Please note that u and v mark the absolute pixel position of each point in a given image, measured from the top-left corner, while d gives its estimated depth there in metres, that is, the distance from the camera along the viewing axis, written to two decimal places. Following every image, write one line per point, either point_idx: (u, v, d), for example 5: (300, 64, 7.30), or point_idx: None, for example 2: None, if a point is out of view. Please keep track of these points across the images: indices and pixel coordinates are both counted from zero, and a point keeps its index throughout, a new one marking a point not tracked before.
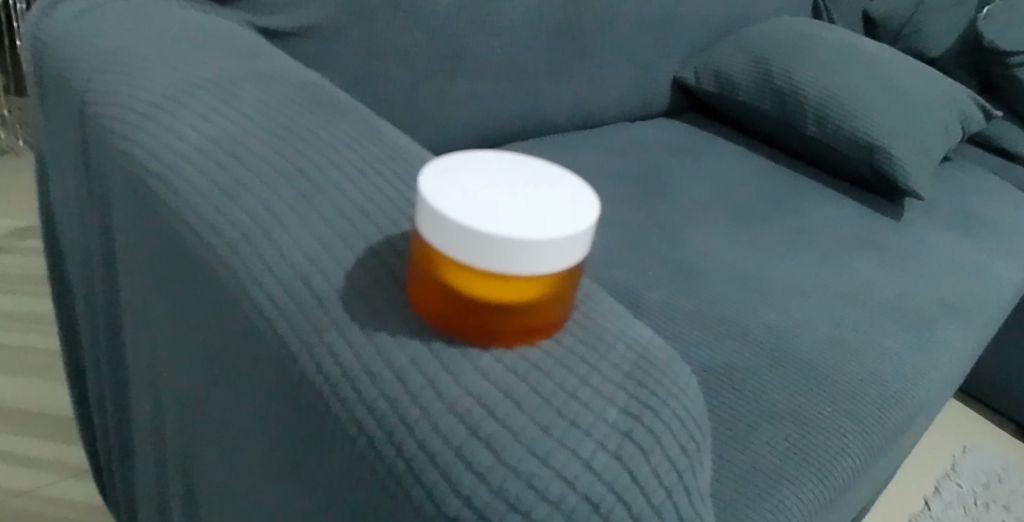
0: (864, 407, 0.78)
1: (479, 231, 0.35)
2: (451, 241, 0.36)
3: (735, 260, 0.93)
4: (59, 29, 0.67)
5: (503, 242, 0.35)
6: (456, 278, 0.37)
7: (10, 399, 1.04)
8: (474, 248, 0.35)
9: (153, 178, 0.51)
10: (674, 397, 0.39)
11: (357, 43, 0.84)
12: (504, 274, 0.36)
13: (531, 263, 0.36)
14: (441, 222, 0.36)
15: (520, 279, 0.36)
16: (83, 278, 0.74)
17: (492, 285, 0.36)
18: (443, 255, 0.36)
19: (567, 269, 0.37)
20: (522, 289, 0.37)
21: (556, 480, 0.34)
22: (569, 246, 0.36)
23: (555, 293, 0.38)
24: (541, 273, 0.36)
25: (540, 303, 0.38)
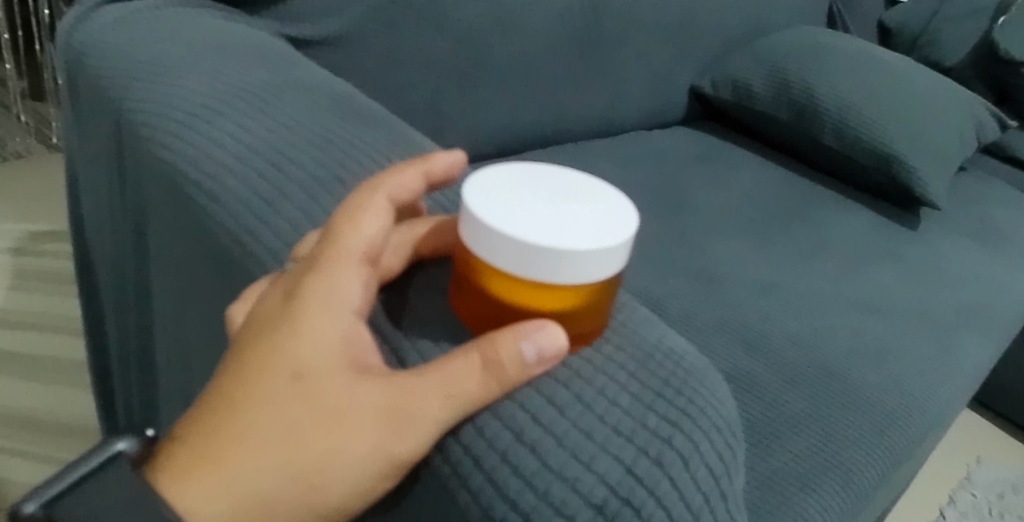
0: (886, 417, 0.78)
1: (522, 240, 0.36)
2: (494, 250, 0.37)
3: (755, 268, 0.94)
4: (95, 37, 0.69)
5: (546, 252, 0.36)
6: (500, 286, 0.38)
7: (39, 403, 1.07)
8: (516, 257, 0.37)
9: (203, 193, 0.54)
10: (711, 405, 0.40)
11: (383, 52, 0.85)
12: (546, 282, 0.37)
13: (574, 272, 0.37)
14: (485, 231, 0.37)
15: (562, 288, 0.37)
16: (117, 281, 0.75)
17: (535, 292, 0.38)
18: (486, 263, 0.38)
19: (607, 278, 0.38)
20: (564, 297, 0.38)
21: (598, 484, 0.36)
22: (609, 256, 0.38)
23: (596, 302, 0.39)
24: (582, 283, 0.37)
25: (581, 311, 0.39)
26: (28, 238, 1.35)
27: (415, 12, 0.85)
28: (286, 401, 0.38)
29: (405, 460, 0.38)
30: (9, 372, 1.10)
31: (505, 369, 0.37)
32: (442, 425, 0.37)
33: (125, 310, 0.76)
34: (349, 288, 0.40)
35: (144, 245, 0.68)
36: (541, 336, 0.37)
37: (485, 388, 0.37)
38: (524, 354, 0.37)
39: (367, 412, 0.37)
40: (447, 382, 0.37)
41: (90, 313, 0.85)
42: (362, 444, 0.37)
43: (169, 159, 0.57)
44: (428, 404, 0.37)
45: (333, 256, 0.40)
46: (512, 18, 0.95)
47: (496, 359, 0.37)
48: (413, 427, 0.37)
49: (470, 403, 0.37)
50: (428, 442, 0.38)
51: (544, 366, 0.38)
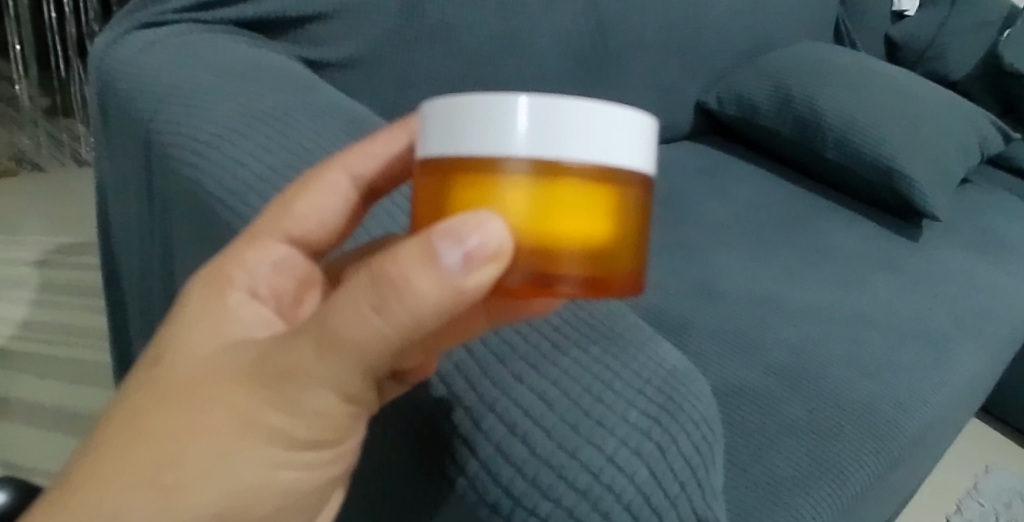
0: (879, 422, 0.81)
1: (519, 106, 0.33)
2: (487, 136, 0.34)
3: (756, 280, 0.97)
4: (123, 61, 0.73)
5: (539, 105, 0.33)
6: (475, 188, 0.34)
7: (49, 408, 1.09)
8: (517, 132, 0.33)
9: (225, 209, 0.58)
10: (690, 403, 0.43)
11: (396, 72, 0.89)
12: (554, 162, 0.33)
13: (565, 136, 0.33)
14: (472, 119, 0.34)
15: (550, 167, 0.33)
16: (143, 291, 0.80)
17: (540, 190, 0.33)
18: (472, 162, 0.34)
19: (628, 169, 0.35)
20: (582, 195, 0.34)
21: (582, 472, 0.39)
22: (626, 126, 0.35)
23: (614, 224, 0.35)
24: (597, 162, 0.34)
25: (604, 233, 0.34)
26: (58, 250, 1.40)
27: (427, 32, 0.89)
28: (168, 381, 0.40)
29: (292, 430, 0.37)
30: (42, 381, 1.14)
31: (387, 296, 0.32)
32: (313, 387, 0.36)
33: (149, 321, 0.80)
34: (233, 297, 0.44)
35: (169, 258, 0.72)
36: (478, 229, 0.31)
37: (364, 324, 0.33)
38: (438, 266, 0.31)
39: (238, 382, 0.38)
40: (316, 335, 0.34)
41: (117, 322, 0.90)
42: (238, 419, 0.37)
43: (194, 177, 0.61)
44: (293, 362, 0.35)
45: (246, 236, 0.48)
46: (521, 37, 0.98)
47: (370, 293, 0.32)
48: (285, 391, 0.36)
49: (337, 354, 0.34)
50: (310, 406, 0.36)
51: (480, 271, 0.31)
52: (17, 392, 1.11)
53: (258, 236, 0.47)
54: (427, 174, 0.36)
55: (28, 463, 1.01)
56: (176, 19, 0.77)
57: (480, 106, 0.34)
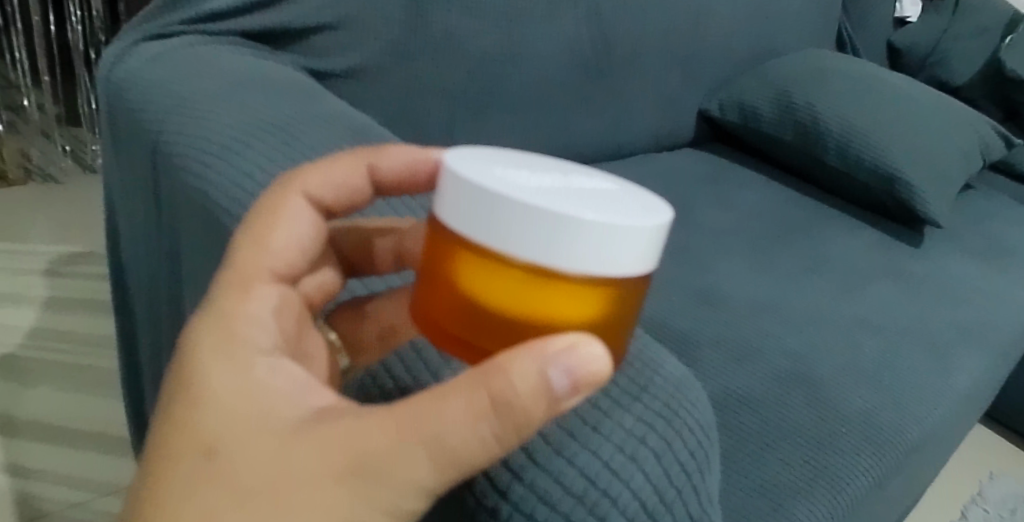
0: (880, 428, 0.81)
1: (559, 220, 0.34)
2: (499, 230, 0.35)
3: (758, 287, 0.97)
4: (131, 73, 0.75)
5: (575, 225, 0.34)
6: (507, 291, 0.36)
7: (55, 417, 1.11)
8: (525, 235, 0.35)
9: (231, 219, 0.59)
10: (685, 410, 0.45)
11: (400, 83, 0.90)
12: (559, 271, 0.35)
13: (599, 257, 0.35)
14: (502, 215, 0.35)
15: (587, 287, 0.35)
16: (150, 299, 0.81)
17: (545, 293, 0.35)
18: (486, 252, 0.35)
19: (635, 277, 0.37)
20: (582, 302, 0.36)
21: (579, 477, 0.39)
22: (637, 240, 0.36)
23: (611, 316, 0.37)
24: (603, 275, 0.35)
25: (600, 330, 0.37)
26: (65, 258, 1.41)
27: (430, 43, 0.90)
28: (234, 484, 0.35)
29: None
30: (50, 389, 1.15)
31: (513, 416, 0.34)
32: (422, 489, 0.35)
33: (156, 331, 0.81)
34: (259, 365, 0.39)
35: (175, 267, 0.73)
36: (578, 357, 0.34)
37: (481, 444, 0.34)
38: (552, 390, 0.34)
39: (323, 480, 0.35)
40: (430, 441, 0.34)
41: (125, 330, 0.91)
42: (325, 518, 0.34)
43: (201, 187, 0.62)
44: (401, 466, 0.34)
45: (233, 281, 0.43)
46: (523, 46, 0.99)
47: (494, 413, 0.34)
48: (394, 495, 0.35)
49: (458, 461, 0.35)
50: (409, 506, 0.35)
51: (576, 394, 0.35)
52: (24, 399, 1.13)
53: (248, 283, 0.43)
54: (444, 234, 0.37)
55: (35, 469, 1.03)
56: (183, 30, 0.79)
57: (498, 195, 0.35)
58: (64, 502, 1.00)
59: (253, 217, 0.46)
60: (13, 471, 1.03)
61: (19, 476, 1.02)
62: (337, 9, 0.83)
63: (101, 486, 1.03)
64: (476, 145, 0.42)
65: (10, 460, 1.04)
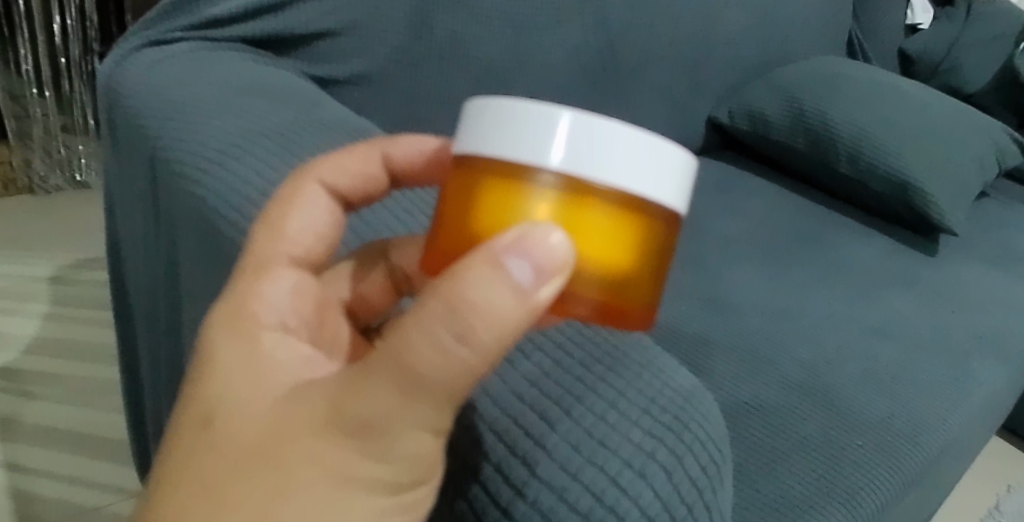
0: (896, 441, 0.79)
1: (562, 117, 0.34)
2: (531, 140, 0.35)
3: (769, 295, 0.95)
4: (130, 79, 0.74)
5: (578, 122, 0.34)
6: (504, 199, 0.35)
7: (60, 423, 1.10)
8: (527, 135, 0.35)
9: (228, 225, 0.58)
10: (696, 423, 0.43)
11: (404, 89, 0.89)
12: (590, 182, 0.34)
13: (601, 158, 0.34)
14: (512, 124, 0.35)
15: (579, 188, 0.34)
16: (148, 306, 0.80)
17: (573, 209, 0.34)
18: (514, 168, 0.35)
19: (641, 196, 0.35)
20: (612, 223, 0.35)
21: (584, 493, 0.38)
22: (660, 163, 0.36)
23: (636, 250, 0.36)
24: (598, 179, 0.34)
25: (628, 262, 0.35)
26: (69, 267, 1.41)
27: (435, 50, 0.89)
28: (228, 450, 0.36)
29: (391, 477, 0.35)
30: (48, 396, 1.14)
31: (480, 315, 0.31)
32: (411, 425, 0.33)
33: (156, 337, 0.80)
34: (267, 338, 0.41)
35: (173, 274, 0.72)
36: (543, 241, 0.32)
37: (446, 355, 0.31)
38: (519, 282, 0.31)
39: (314, 432, 0.34)
40: (397, 359, 0.32)
41: (125, 339, 0.90)
42: (319, 467, 0.34)
43: (199, 192, 0.61)
44: (381, 402, 0.33)
45: (252, 269, 0.44)
46: (529, 54, 0.98)
47: (447, 319, 0.31)
48: (383, 437, 0.33)
49: (440, 383, 0.32)
50: (405, 451, 0.34)
51: (547, 285, 0.32)
52: (21, 405, 1.12)
53: (265, 268, 0.44)
54: (466, 167, 0.37)
55: (34, 473, 1.03)
56: (185, 37, 0.78)
57: (528, 110, 0.35)
58: (78, 505, 1.00)
59: (267, 208, 0.47)
60: (11, 476, 1.02)
61: (17, 480, 1.02)
62: (340, 15, 0.82)
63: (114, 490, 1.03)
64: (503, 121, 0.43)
65: (17, 464, 1.04)
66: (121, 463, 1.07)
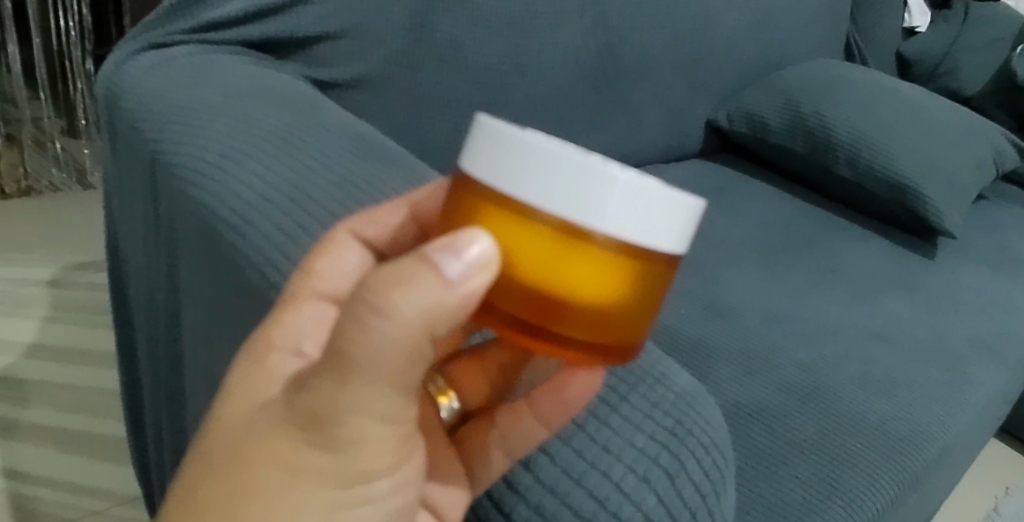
0: (895, 443, 0.79)
1: (563, 159, 0.34)
2: (533, 181, 0.34)
3: (769, 299, 0.96)
4: (130, 82, 0.74)
5: (579, 167, 0.34)
6: (497, 233, 0.35)
7: (63, 426, 1.10)
8: (525, 170, 0.34)
9: (229, 229, 0.58)
10: (699, 427, 0.43)
11: (404, 93, 0.89)
12: (582, 229, 0.34)
13: (597, 207, 0.34)
14: (513, 153, 0.35)
15: (570, 233, 0.34)
16: (147, 310, 0.80)
17: (567, 254, 0.34)
18: (516, 205, 0.34)
19: (634, 246, 0.35)
20: (608, 272, 0.35)
21: (588, 498, 0.38)
22: (660, 213, 0.35)
23: (628, 294, 0.36)
24: (591, 227, 0.34)
25: (621, 307, 0.36)
26: (67, 270, 1.41)
27: (434, 53, 0.89)
28: (218, 448, 0.38)
29: (344, 467, 0.35)
30: (45, 400, 1.14)
31: (401, 305, 0.31)
32: (350, 417, 0.34)
33: (156, 341, 0.80)
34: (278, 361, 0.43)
35: (172, 278, 0.72)
36: (469, 244, 0.33)
37: (368, 335, 0.32)
38: (438, 275, 0.32)
39: (282, 425, 0.36)
40: (330, 347, 0.33)
41: (124, 342, 0.89)
42: (286, 457, 0.36)
43: (200, 196, 0.61)
44: (321, 395, 0.34)
45: (283, 304, 0.46)
46: (528, 58, 0.98)
47: (361, 311, 0.32)
48: (326, 428, 0.34)
49: (367, 374, 0.33)
50: (362, 439, 0.35)
51: (473, 276, 0.33)
52: (19, 410, 1.12)
53: (295, 303, 0.46)
54: (469, 191, 0.36)
55: (33, 476, 1.03)
56: (183, 40, 0.78)
57: (533, 141, 0.34)
58: (81, 508, 1.00)
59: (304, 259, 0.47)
60: (10, 479, 1.02)
61: (16, 483, 1.02)
62: (339, 18, 0.82)
63: (120, 495, 1.03)
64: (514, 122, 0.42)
65: (16, 467, 1.04)
66: (123, 468, 1.07)
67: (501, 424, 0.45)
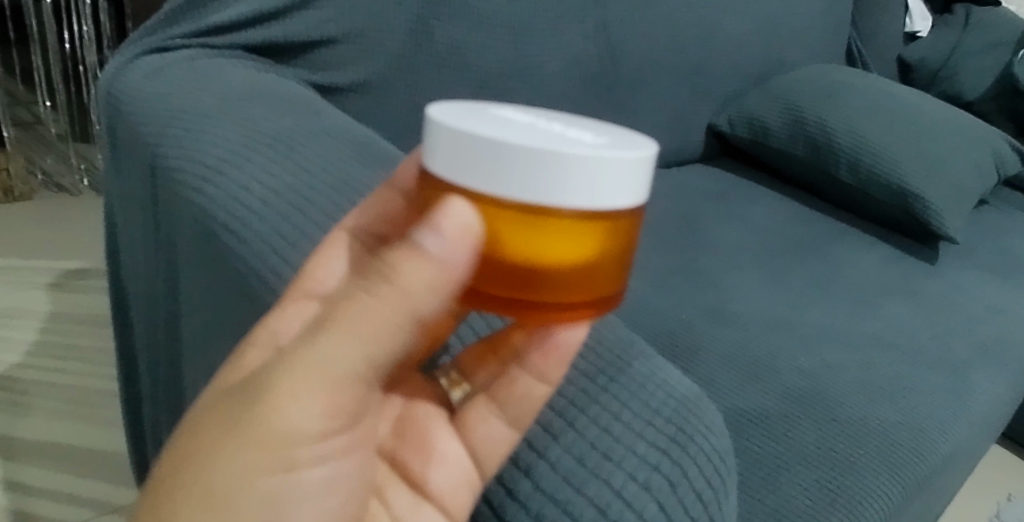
0: (897, 450, 0.78)
1: (512, 149, 0.35)
2: (495, 175, 0.35)
3: (769, 304, 0.95)
4: (130, 85, 0.74)
5: (529, 152, 0.35)
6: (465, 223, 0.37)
7: (58, 434, 1.10)
8: (478, 166, 0.36)
9: (227, 232, 0.58)
10: (700, 434, 0.43)
11: (405, 97, 0.89)
12: (541, 208, 0.35)
13: (552, 185, 0.35)
14: (464, 151, 0.36)
15: (531, 212, 0.36)
16: (146, 313, 0.80)
17: (535, 230, 0.36)
18: (482, 198, 0.36)
19: (596, 211, 0.36)
20: (578, 237, 0.37)
21: (588, 506, 0.38)
22: (614, 174, 0.36)
23: (596, 255, 0.38)
24: (551, 205, 0.35)
25: (595, 265, 0.38)
26: (69, 274, 1.41)
27: (435, 58, 0.89)
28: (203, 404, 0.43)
29: (301, 423, 0.40)
30: (42, 406, 1.14)
31: (374, 281, 0.36)
32: (313, 373, 0.39)
33: (155, 348, 0.80)
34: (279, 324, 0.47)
35: (172, 281, 0.72)
36: (447, 218, 0.35)
37: (353, 307, 0.37)
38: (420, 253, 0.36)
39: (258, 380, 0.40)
40: (322, 318, 0.38)
41: (123, 347, 0.89)
42: (259, 413, 0.39)
43: (199, 200, 0.61)
44: (298, 355, 0.39)
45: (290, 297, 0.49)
46: (530, 63, 0.98)
47: (357, 290, 0.37)
48: (283, 391, 0.39)
49: (334, 333, 0.38)
50: (322, 394, 0.39)
51: (451, 248, 0.35)
52: (19, 419, 1.11)
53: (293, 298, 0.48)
54: (433, 187, 0.38)
55: (33, 488, 1.02)
56: (185, 44, 0.78)
57: (479, 136, 0.36)
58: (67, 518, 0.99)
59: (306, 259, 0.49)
60: (9, 491, 1.01)
61: (16, 494, 1.01)
62: (340, 23, 0.82)
63: (109, 504, 1.02)
64: (466, 102, 0.43)
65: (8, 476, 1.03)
66: (119, 477, 1.06)
67: (503, 399, 0.45)
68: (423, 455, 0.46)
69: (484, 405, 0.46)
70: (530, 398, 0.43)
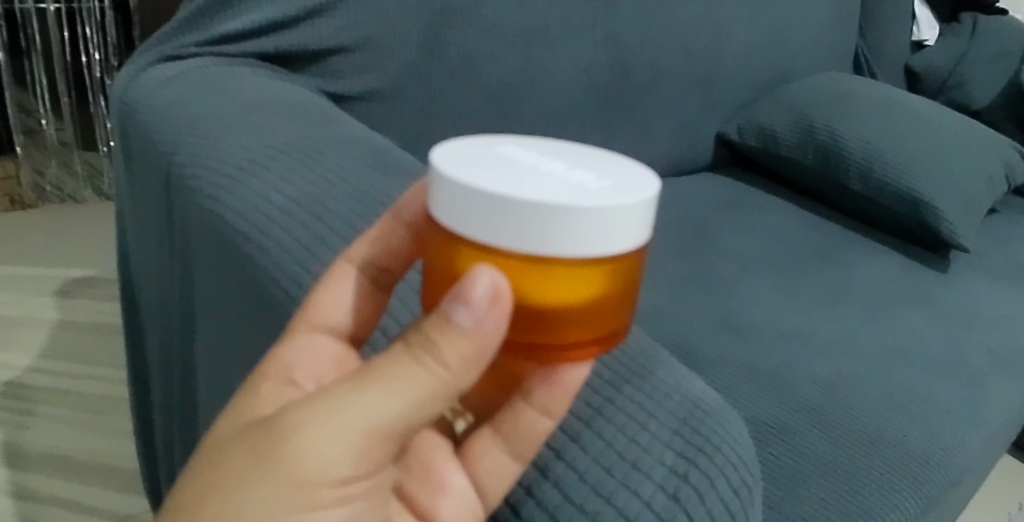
0: (914, 461, 0.78)
1: (517, 203, 0.35)
2: (497, 225, 0.35)
3: (783, 313, 0.95)
4: (144, 95, 0.74)
5: (534, 206, 0.34)
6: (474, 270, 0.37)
7: (70, 443, 1.09)
8: (483, 218, 0.35)
9: (245, 241, 0.58)
10: (727, 444, 0.42)
11: (418, 105, 0.89)
12: (548, 257, 0.35)
13: (560, 237, 0.35)
14: (469, 201, 0.36)
15: (541, 261, 0.36)
16: (158, 320, 0.80)
17: (541, 275, 0.36)
18: (485, 248, 0.36)
19: (605, 257, 0.36)
20: (583, 280, 0.37)
21: (617, 518, 0.38)
22: (625, 219, 0.36)
23: (604, 295, 0.38)
24: (559, 256, 0.35)
25: (602, 305, 0.38)
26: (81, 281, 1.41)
27: (448, 67, 0.89)
28: (226, 438, 0.41)
29: (331, 470, 0.38)
30: (53, 413, 1.14)
31: (423, 351, 0.37)
32: (349, 419, 0.37)
33: (168, 356, 0.80)
34: (293, 354, 0.48)
35: (185, 290, 0.72)
36: (475, 286, 0.35)
37: (402, 366, 0.37)
38: (457, 326, 0.36)
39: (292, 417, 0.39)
40: (367, 370, 0.38)
41: (135, 354, 0.89)
42: (287, 455, 0.38)
43: (216, 208, 0.61)
44: (339, 399, 0.38)
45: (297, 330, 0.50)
46: (541, 73, 0.98)
47: (411, 350, 0.38)
48: (316, 435, 0.37)
49: (381, 387, 0.37)
50: (358, 441, 0.38)
51: (491, 315, 0.36)
52: (30, 425, 1.12)
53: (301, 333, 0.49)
54: (440, 235, 0.38)
55: (45, 496, 1.02)
56: (200, 52, 0.78)
57: (483, 187, 0.35)
58: None
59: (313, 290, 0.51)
60: (17, 496, 1.01)
61: (28, 504, 1.00)
62: (356, 31, 0.82)
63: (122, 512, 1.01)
64: (473, 136, 0.42)
65: (20, 486, 1.03)
66: (130, 485, 1.05)
67: (508, 434, 0.45)
68: (431, 489, 0.46)
69: (488, 439, 0.47)
70: (534, 431, 0.43)
